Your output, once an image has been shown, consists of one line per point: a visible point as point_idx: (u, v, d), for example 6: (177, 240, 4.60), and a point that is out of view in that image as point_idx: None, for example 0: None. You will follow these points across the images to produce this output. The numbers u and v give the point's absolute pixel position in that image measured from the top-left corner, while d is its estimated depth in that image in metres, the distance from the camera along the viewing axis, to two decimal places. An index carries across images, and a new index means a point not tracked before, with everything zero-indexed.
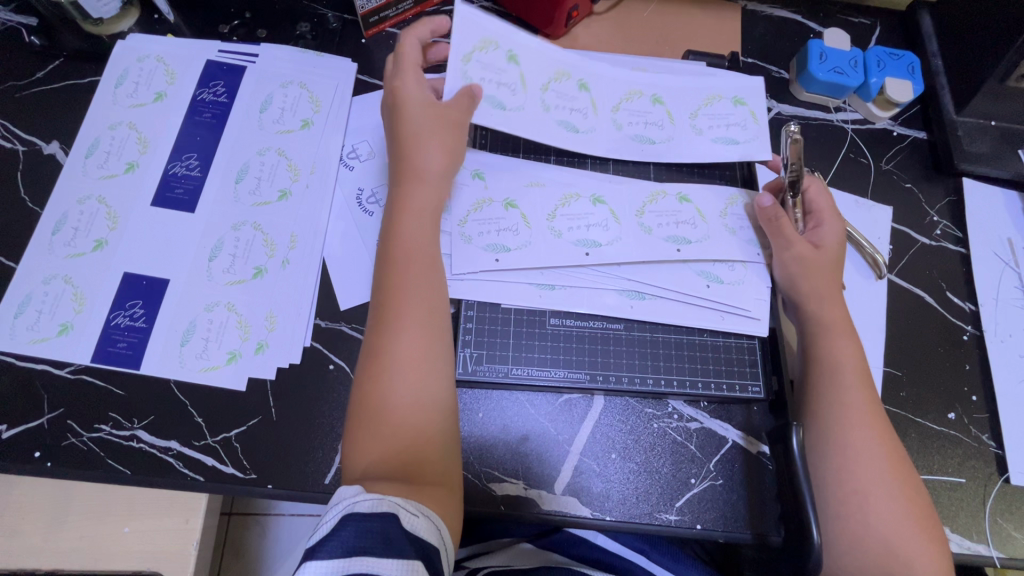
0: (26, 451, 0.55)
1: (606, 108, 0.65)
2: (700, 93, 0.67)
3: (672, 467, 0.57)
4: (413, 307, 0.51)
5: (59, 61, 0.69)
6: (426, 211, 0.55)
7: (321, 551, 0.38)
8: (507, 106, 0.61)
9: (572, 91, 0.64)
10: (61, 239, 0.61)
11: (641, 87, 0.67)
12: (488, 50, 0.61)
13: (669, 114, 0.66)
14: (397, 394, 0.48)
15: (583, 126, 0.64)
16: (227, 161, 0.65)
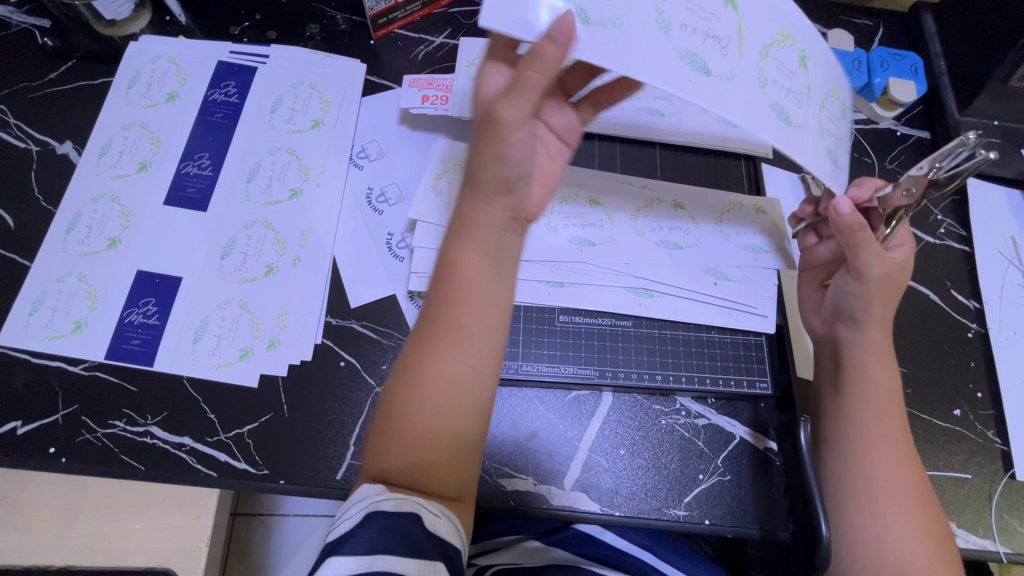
0: (41, 447, 0.55)
1: (753, 47, 0.45)
2: (834, 81, 0.50)
3: (680, 463, 0.58)
4: (456, 326, 0.46)
5: (72, 62, 0.69)
6: (484, 228, 0.46)
7: (345, 547, 0.40)
8: (594, 22, 0.42)
9: (712, 2, 0.44)
10: (75, 238, 0.62)
11: (793, 30, 0.47)
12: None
13: (809, 85, 0.47)
14: (421, 409, 0.45)
15: (719, 69, 0.44)
16: (239, 160, 0.66)
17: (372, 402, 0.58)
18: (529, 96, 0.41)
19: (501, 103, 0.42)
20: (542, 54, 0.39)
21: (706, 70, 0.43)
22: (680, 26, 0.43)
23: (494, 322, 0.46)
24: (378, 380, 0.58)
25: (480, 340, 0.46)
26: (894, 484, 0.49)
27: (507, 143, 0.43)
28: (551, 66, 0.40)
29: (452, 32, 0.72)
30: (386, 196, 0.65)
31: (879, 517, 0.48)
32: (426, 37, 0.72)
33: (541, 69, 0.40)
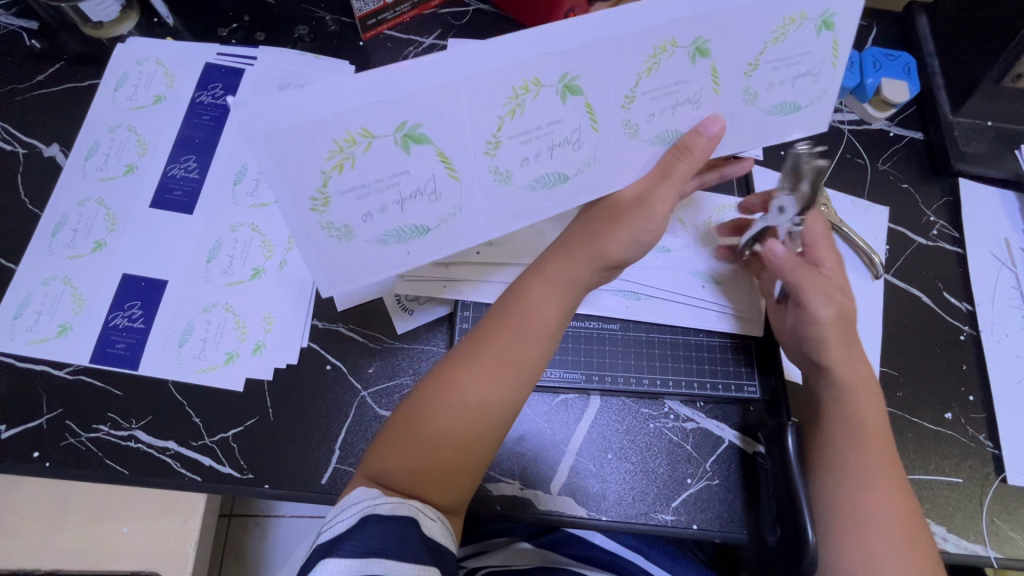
0: (25, 451, 0.55)
1: (612, 103, 0.45)
2: (771, 20, 0.44)
3: (668, 467, 0.57)
4: (493, 352, 0.49)
5: (59, 64, 0.69)
6: (571, 284, 0.51)
7: (342, 549, 0.42)
8: (429, 223, 0.49)
9: (546, 109, 0.44)
10: (60, 241, 0.62)
11: (674, 33, 0.42)
12: (352, 159, 0.43)
13: (714, 74, 0.45)
14: (447, 421, 0.47)
15: (575, 167, 0.49)
16: (225, 163, 0.65)
17: (358, 406, 0.57)
18: (674, 187, 0.49)
19: (654, 194, 0.50)
20: (687, 148, 0.48)
21: (564, 178, 0.49)
22: (519, 163, 0.47)
23: (546, 352, 0.50)
24: (364, 384, 0.58)
25: (526, 367, 0.49)
26: (883, 508, 0.47)
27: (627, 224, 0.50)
28: (693, 161, 0.49)
29: (442, 33, 0.72)
30: None
31: (870, 543, 0.45)
32: (415, 38, 0.72)
33: (686, 163, 0.49)
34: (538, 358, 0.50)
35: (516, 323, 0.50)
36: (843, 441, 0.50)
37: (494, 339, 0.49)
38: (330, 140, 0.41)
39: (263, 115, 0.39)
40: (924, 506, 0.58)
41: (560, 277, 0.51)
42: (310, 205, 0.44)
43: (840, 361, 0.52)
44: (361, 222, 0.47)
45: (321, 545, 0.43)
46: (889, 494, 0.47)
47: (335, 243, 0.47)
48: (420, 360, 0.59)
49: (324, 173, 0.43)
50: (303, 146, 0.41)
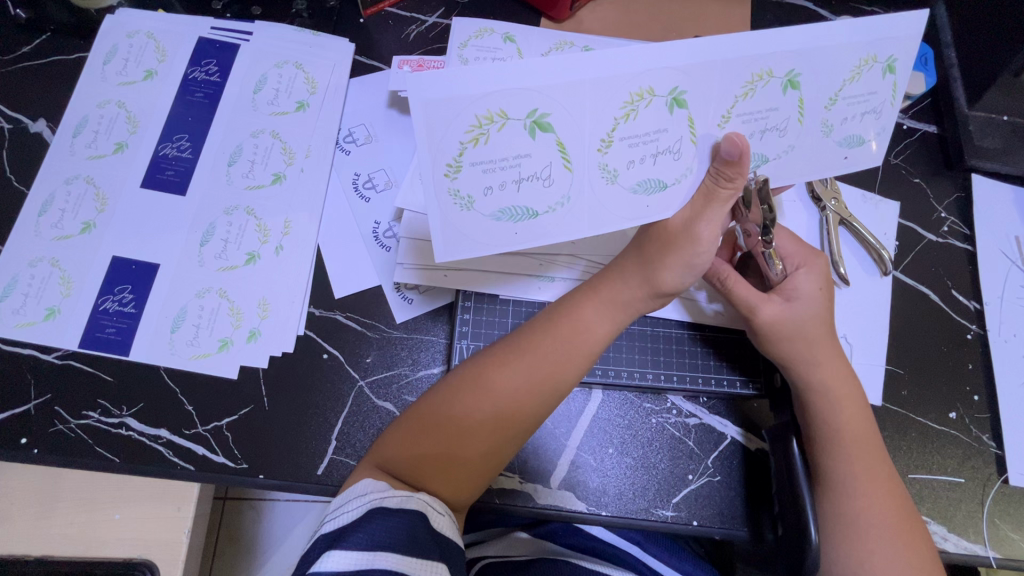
0: (13, 436, 0.54)
1: (708, 122, 0.43)
2: (848, 58, 0.43)
3: (669, 462, 0.57)
4: (526, 353, 0.48)
5: (46, 36, 0.66)
6: (621, 307, 0.50)
7: (348, 541, 0.40)
8: (540, 209, 0.44)
9: (655, 121, 0.41)
10: (47, 221, 0.60)
11: (772, 63, 0.41)
12: (487, 136, 0.40)
13: (801, 105, 0.44)
14: (471, 416, 0.47)
15: (674, 177, 0.44)
16: (219, 143, 0.63)
17: (355, 396, 0.56)
18: (720, 212, 0.46)
19: (701, 220, 0.46)
20: (725, 174, 0.43)
21: (664, 186, 0.45)
22: (626, 165, 0.43)
23: (585, 367, 0.49)
24: (362, 373, 0.57)
25: (557, 377, 0.48)
26: (878, 517, 0.48)
27: (689, 251, 0.47)
28: (738, 182, 0.44)
29: (446, 11, 0.69)
30: (373, 182, 0.63)
31: (866, 549, 0.47)
32: (417, 16, 0.69)
33: (728, 187, 0.44)
34: (571, 377, 0.48)
35: (556, 336, 0.49)
36: (834, 450, 0.49)
37: (531, 346, 0.49)
38: (472, 115, 0.39)
39: (432, 87, 0.38)
40: (925, 505, 0.57)
41: (612, 298, 0.50)
42: (444, 171, 0.41)
43: (823, 361, 0.51)
44: (482, 195, 0.43)
45: (324, 537, 0.42)
46: (880, 500, 0.48)
47: (456, 212, 0.43)
48: (420, 350, 0.58)
49: (461, 145, 0.40)
50: (448, 120, 0.39)
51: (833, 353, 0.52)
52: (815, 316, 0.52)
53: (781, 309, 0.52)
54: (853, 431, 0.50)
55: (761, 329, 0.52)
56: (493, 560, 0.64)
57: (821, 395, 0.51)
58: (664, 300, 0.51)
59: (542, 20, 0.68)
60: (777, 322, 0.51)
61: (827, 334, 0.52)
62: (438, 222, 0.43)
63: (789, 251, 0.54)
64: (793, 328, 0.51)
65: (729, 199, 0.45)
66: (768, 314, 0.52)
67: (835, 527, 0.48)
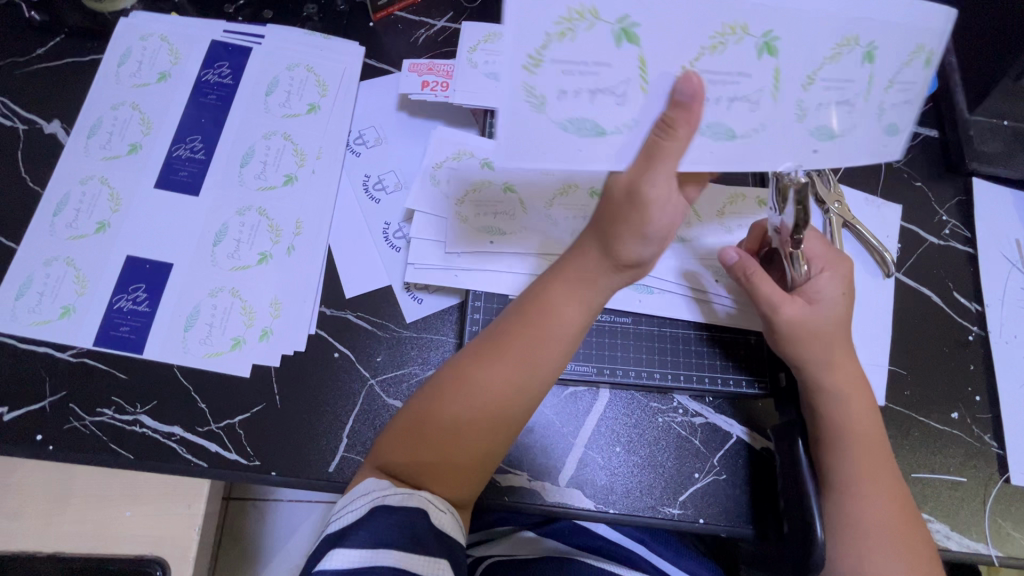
0: (28, 433, 0.54)
1: (792, 80, 0.39)
2: (903, 43, 0.39)
3: (675, 461, 0.57)
4: (504, 345, 0.48)
5: (60, 38, 0.67)
6: (582, 284, 0.48)
7: (351, 540, 0.41)
8: (609, 127, 0.40)
9: (740, 59, 0.38)
10: (62, 221, 0.61)
11: (856, 28, 0.38)
12: (575, 35, 0.37)
13: (871, 82, 0.40)
14: (456, 413, 0.47)
15: (745, 127, 0.40)
16: (231, 145, 0.64)
17: (365, 394, 0.56)
18: (667, 170, 0.39)
19: (645, 181, 0.40)
20: (671, 125, 0.38)
21: (733, 136, 0.41)
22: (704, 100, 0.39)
23: (562, 351, 0.49)
24: (373, 372, 0.57)
25: (537, 364, 0.48)
26: (878, 515, 0.48)
27: (641, 218, 0.42)
28: (683, 135, 0.39)
29: (455, 16, 0.70)
30: (383, 183, 0.64)
31: (867, 548, 0.47)
32: (427, 20, 0.70)
33: (672, 141, 0.39)
34: (554, 366, 0.48)
35: (526, 320, 0.48)
36: (842, 449, 0.50)
37: (508, 338, 0.48)
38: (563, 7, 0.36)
39: None
40: (928, 504, 0.58)
41: (577, 276, 0.48)
42: (524, 62, 0.37)
43: (836, 360, 0.52)
44: (556, 100, 0.39)
45: (329, 537, 0.43)
46: (884, 499, 0.49)
47: (526, 111, 0.39)
48: (429, 349, 0.58)
49: (546, 37, 0.37)
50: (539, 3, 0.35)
51: (845, 353, 0.52)
52: (837, 319, 0.52)
53: (803, 311, 0.52)
54: (859, 433, 0.51)
55: (781, 328, 0.53)
56: (502, 559, 0.65)
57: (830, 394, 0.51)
58: (622, 274, 0.47)
59: None
60: (797, 322, 0.52)
61: (844, 335, 0.53)
62: (506, 121, 0.39)
63: (816, 253, 0.54)
64: (814, 331, 0.52)
65: (679, 149, 0.39)
66: (790, 313, 0.52)
67: (839, 525, 0.48)
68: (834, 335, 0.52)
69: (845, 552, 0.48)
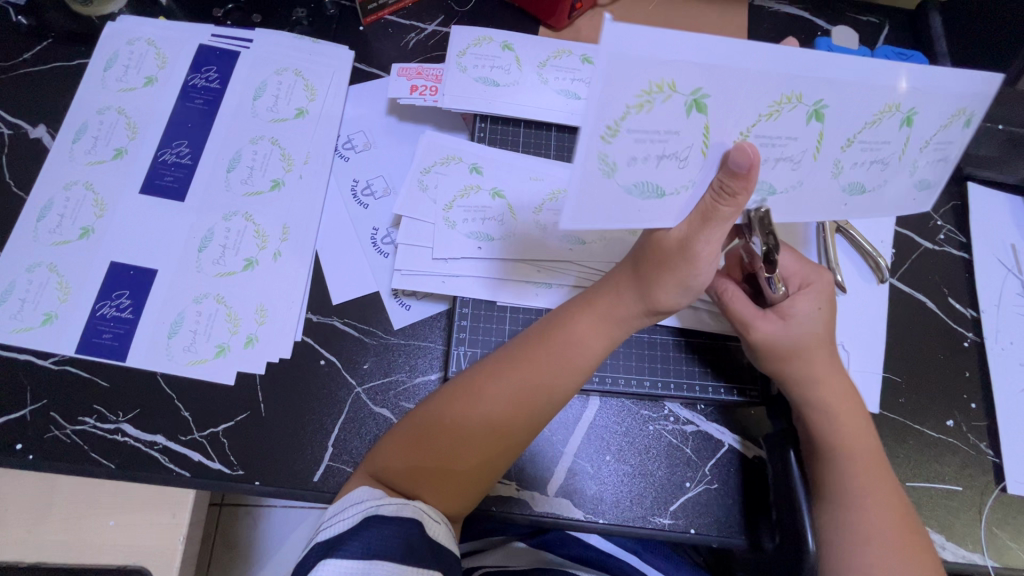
0: (8, 442, 0.53)
1: (833, 143, 0.40)
2: (949, 107, 0.40)
3: (666, 470, 0.56)
4: (524, 364, 0.48)
5: (46, 42, 0.67)
6: (619, 323, 0.49)
7: (342, 549, 0.40)
8: (669, 190, 0.39)
9: (791, 125, 0.38)
10: (46, 226, 0.60)
11: (903, 96, 0.38)
12: (653, 106, 0.34)
13: (906, 142, 0.41)
14: (471, 425, 0.47)
15: (785, 184, 0.42)
16: (218, 149, 0.63)
17: (352, 402, 0.56)
18: (719, 230, 0.42)
19: (697, 239, 0.42)
20: (728, 192, 0.39)
21: (772, 192, 0.43)
22: None
23: (583, 377, 0.49)
24: (359, 379, 0.57)
25: (553, 386, 0.48)
26: (877, 526, 0.46)
27: (687, 271, 0.45)
28: (742, 200, 0.39)
29: (445, 19, 0.70)
30: (371, 189, 0.64)
31: (864, 558, 0.45)
32: (416, 24, 0.69)
33: (729, 205, 0.40)
34: (570, 387, 0.49)
35: (552, 349, 0.48)
36: (831, 454, 0.49)
37: (527, 357, 0.48)
38: (645, 80, 0.33)
39: (622, 39, 0.31)
40: (924, 514, 0.57)
41: (611, 314, 0.49)
42: (602, 133, 0.35)
43: (824, 366, 0.51)
44: (626, 165, 0.37)
45: (322, 545, 0.42)
46: (880, 506, 0.47)
47: (597, 179, 0.37)
48: (417, 356, 0.58)
49: (625, 108, 0.34)
50: (625, 78, 0.33)
51: (835, 370, 0.51)
52: (816, 333, 0.51)
53: (776, 329, 0.51)
54: (851, 438, 0.49)
55: (756, 347, 0.52)
56: (494, 569, 0.66)
57: (817, 399, 0.50)
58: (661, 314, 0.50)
59: (540, 29, 0.69)
60: (771, 341, 0.51)
61: (823, 341, 0.51)
62: (578, 189, 0.37)
63: (788, 269, 0.53)
64: (791, 346, 0.51)
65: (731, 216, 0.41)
66: (762, 333, 0.51)
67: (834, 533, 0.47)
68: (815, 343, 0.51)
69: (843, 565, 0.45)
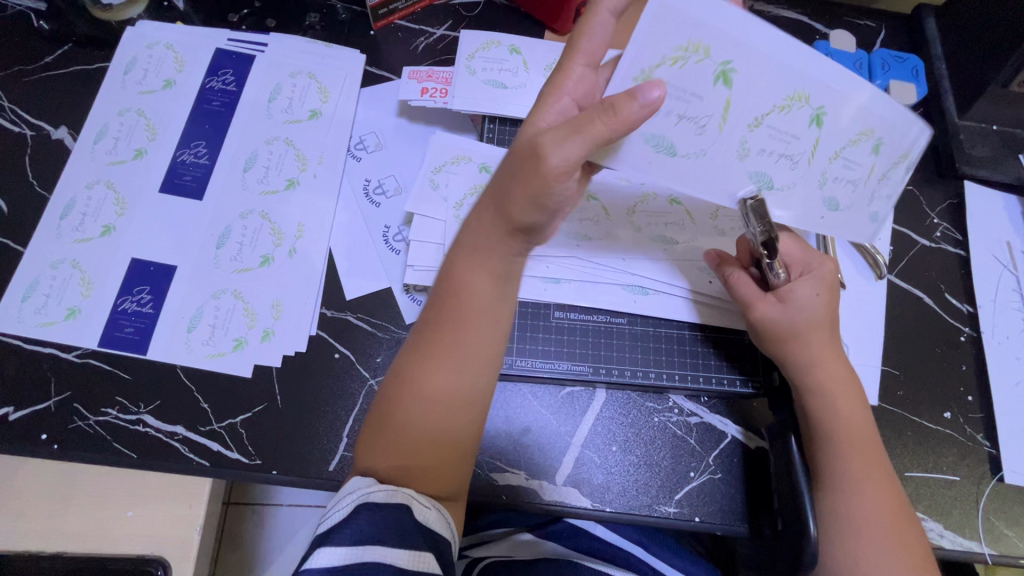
0: (33, 433, 0.55)
1: (820, 153, 0.45)
2: (900, 146, 0.45)
3: (671, 460, 0.58)
4: (442, 328, 0.45)
5: (68, 46, 0.69)
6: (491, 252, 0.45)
7: (337, 538, 0.41)
8: (681, 151, 0.44)
9: (798, 123, 0.43)
10: (69, 224, 0.62)
11: (875, 125, 0.44)
12: (684, 64, 0.40)
13: (868, 171, 0.46)
14: (413, 411, 0.44)
15: (783, 181, 0.46)
16: (234, 150, 0.65)
17: (366, 394, 0.57)
18: (581, 142, 0.39)
19: (550, 149, 0.39)
20: (614, 107, 0.38)
21: (767, 184, 0.46)
22: (759, 148, 0.44)
23: (486, 325, 0.45)
24: (372, 372, 0.58)
25: (471, 344, 0.45)
26: (870, 516, 0.48)
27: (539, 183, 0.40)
28: (619, 121, 0.38)
29: (454, 24, 0.72)
30: (383, 188, 0.66)
31: (854, 545, 0.47)
32: (426, 29, 0.71)
33: (608, 121, 0.38)
34: (479, 337, 0.45)
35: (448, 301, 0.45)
36: (831, 445, 0.50)
37: (440, 318, 0.45)
38: (684, 37, 0.39)
39: None
40: (922, 503, 0.59)
41: (479, 243, 0.45)
42: (634, 75, 0.40)
43: (826, 358, 0.52)
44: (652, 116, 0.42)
45: (318, 536, 0.42)
46: (874, 497, 0.49)
47: None
48: None
49: (661, 58, 0.40)
50: (668, 28, 0.39)
51: (836, 356, 0.52)
52: (817, 322, 0.52)
53: (773, 311, 0.53)
54: (850, 429, 0.51)
55: (756, 326, 0.55)
56: (498, 560, 0.66)
57: (816, 390, 0.52)
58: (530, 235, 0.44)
59: (546, 33, 0.71)
60: (768, 321, 0.53)
61: (826, 331, 0.52)
62: None
63: (795, 258, 0.54)
64: (791, 333, 0.52)
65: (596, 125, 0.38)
66: (761, 313, 0.54)
67: (828, 523, 0.49)
68: (819, 334, 0.52)
69: (841, 548, 0.47)
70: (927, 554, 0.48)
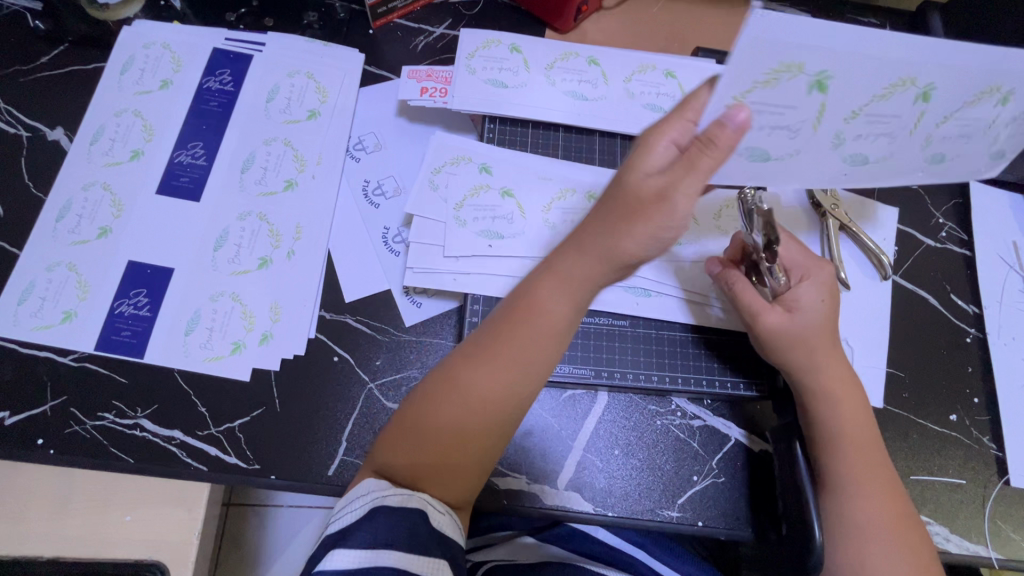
0: (30, 438, 0.55)
1: (927, 119, 0.43)
2: None
3: (674, 464, 0.57)
4: (499, 345, 0.45)
5: (64, 46, 0.68)
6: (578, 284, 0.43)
7: (350, 541, 0.41)
8: (775, 154, 0.44)
9: (900, 106, 0.42)
10: (65, 226, 0.61)
11: (1001, 80, 0.41)
12: (778, 83, 0.38)
13: (995, 121, 0.44)
14: (450, 415, 0.45)
15: (877, 156, 0.46)
16: (232, 151, 0.64)
17: (365, 397, 0.57)
18: (700, 177, 0.37)
19: (676, 188, 0.37)
20: (712, 140, 0.36)
21: (863, 161, 0.47)
22: (856, 137, 0.44)
23: (549, 350, 0.46)
24: (371, 375, 0.58)
25: (526, 365, 0.45)
26: (873, 521, 0.48)
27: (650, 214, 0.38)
28: (723, 152, 0.36)
29: (453, 22, 0.71)
30: (382, 189, 0.65)
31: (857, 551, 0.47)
32: (426, 27, 0.71)
33: (715, 155, 0.36)
34: (538, 360, 0.45)
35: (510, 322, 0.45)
36: (834, 450, 0.50)
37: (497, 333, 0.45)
38: (777, 60, 0.37)
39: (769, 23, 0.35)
40: (928, 507, 0.58)
41: (567, 275, 0.43)
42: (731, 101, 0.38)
43: (829, 361, 0.51)
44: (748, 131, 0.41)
45: (331, 539, 0.42)
46: (877, 503, 0.48)
47: None
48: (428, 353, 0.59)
49: (753, 83, 0.38)
50: (761, 58, 0.36)
51: (838, 360, 0.52)
52: (821, 325, 0.51)
53: (783, 318, 0.52)
54: (853, 432, 0.50)
55: (766, 336, 0.52)
56: (504, 561, 0.67)
57: (821, 395, 0.51)
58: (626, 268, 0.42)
59: (546, 32, 0.70)
60: (778, 331, 0.52)
61: (828, 333, 0.52)
62: None
63: (795, 261, 0.54)
64: (796, 337, 0.51)
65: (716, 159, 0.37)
66: (770, 322, 0.52)
67: (831, 527, 0.48)
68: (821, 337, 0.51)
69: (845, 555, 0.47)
70: (933, 559, 0.48)
